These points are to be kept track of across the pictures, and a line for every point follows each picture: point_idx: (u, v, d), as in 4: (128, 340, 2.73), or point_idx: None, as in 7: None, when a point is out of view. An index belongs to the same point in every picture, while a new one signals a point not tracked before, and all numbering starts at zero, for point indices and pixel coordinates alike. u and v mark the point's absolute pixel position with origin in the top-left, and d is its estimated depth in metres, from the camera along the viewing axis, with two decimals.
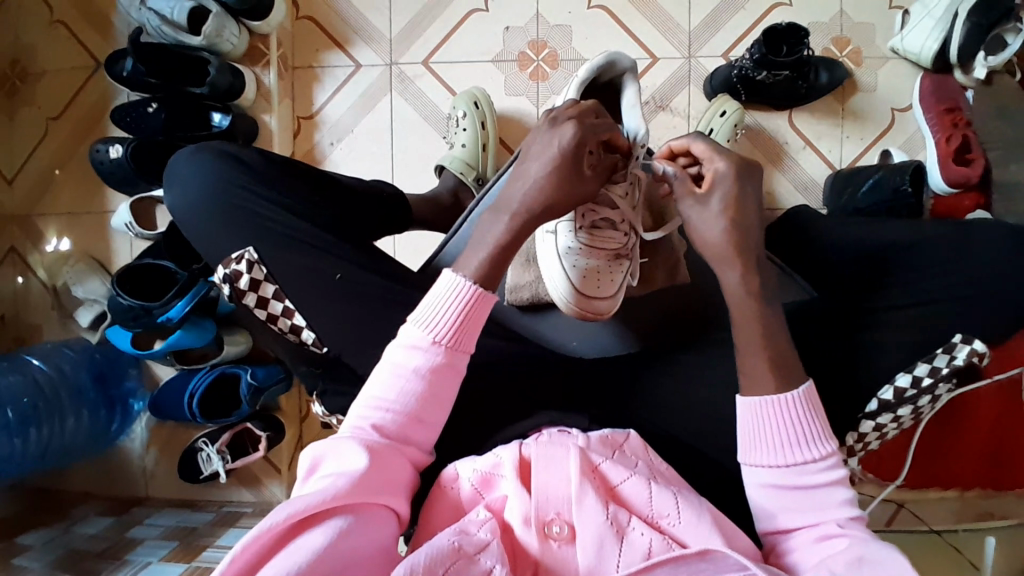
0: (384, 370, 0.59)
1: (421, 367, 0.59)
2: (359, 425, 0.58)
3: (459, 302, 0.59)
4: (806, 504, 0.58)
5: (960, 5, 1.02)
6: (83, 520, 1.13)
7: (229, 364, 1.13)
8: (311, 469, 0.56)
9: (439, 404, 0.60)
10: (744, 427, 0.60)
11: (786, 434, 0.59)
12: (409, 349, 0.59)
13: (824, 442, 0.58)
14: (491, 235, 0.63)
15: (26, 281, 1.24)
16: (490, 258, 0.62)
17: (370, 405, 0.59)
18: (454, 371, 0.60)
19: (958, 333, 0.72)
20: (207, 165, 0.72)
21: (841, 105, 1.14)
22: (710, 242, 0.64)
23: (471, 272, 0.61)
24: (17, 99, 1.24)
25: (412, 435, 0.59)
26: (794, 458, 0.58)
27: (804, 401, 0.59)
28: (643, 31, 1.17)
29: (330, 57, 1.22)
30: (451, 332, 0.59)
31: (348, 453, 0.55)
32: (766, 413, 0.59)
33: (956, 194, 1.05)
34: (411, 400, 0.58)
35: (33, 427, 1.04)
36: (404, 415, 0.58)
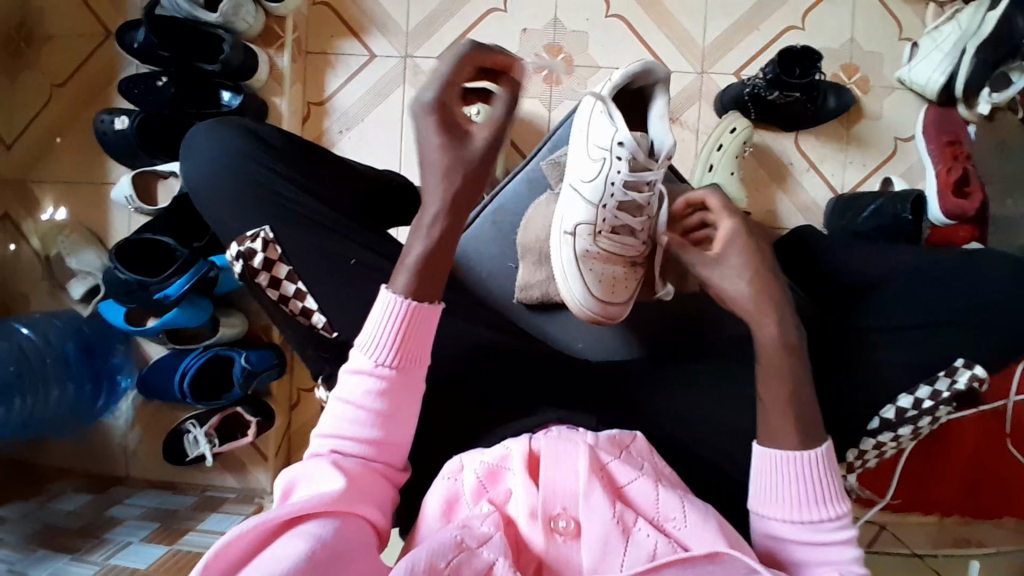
0: (336, 399, 0.59)
1: (372, 390, 0.58)
2: (321, 450, 0.58)
3: (394, 320, 0.58)
4: (814, 558, 0.58)
5: (967, 41, 1.05)
6: (59, 496, 1.10)
7: (224, 346, 1.11)
8: (284, 496, 0.55)
9: (400, 424, 0.59)
10: (756, 483, 0.60)
11: (801, 490, 0.58)
12: (356, 375, 0.59)
13: (838, 501, 0.58)
14: (415, 247, 0.61)
15: (17, 248, 1.21)
16: (415, 272, 0.60)
17: (329, 436, 0.58)
18: (410, 387, 0.60)
19: (961, 356, 0.73)
20: (230, 142, 0.72)
21: (846, 131, 1.17)
22: (738, 302, 0.64)
23: (402, 288, 0.60)
24: (21, 63, 1.22)
25: (383, 456, 0.59)
26: (809, 515, 0.58)
27: (822, 459, 0.58)
28: (658, 44, 1.18)
29: (346, 45, 1.22)
30: (394, 352, 0.58)
31: (317, 475, 0.55)
32: (784, 467, 0.59)
33: (953, 225, 1.06)
34: (368, 428, 0.58)
35: (17, 396, 1.01)
36: (367, 439, 0.58)
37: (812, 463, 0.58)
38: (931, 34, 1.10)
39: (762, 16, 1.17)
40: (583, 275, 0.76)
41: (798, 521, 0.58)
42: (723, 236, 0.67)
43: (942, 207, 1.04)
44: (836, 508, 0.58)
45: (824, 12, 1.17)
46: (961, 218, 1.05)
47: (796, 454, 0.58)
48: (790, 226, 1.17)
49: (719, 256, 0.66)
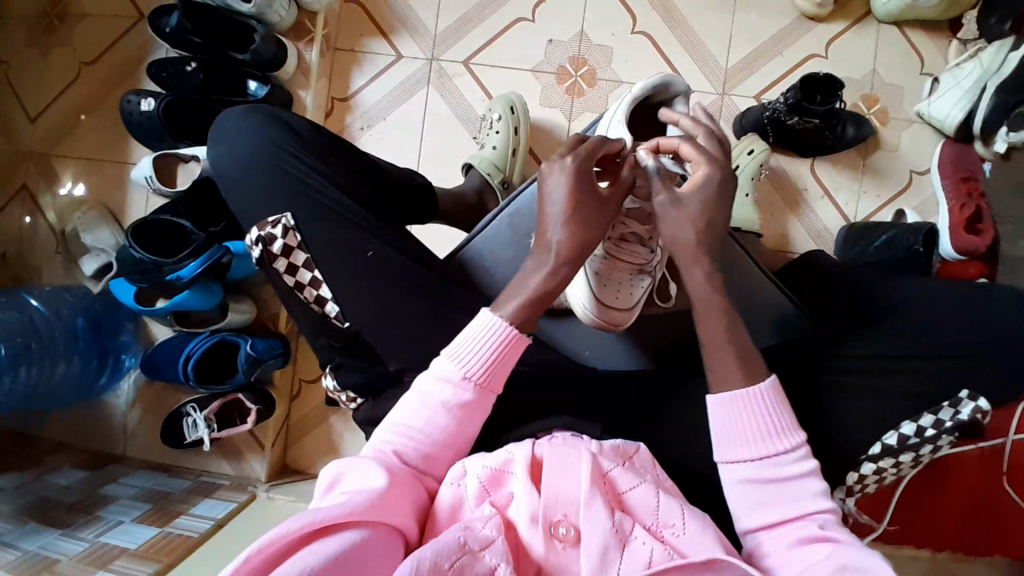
0: (415, 398, 0.63)
1: (454, 401, 0.62)
2: (383, 449, 0.61)
3: (491, 343, 0.63)
4: (781, 501, 0.59)
5: (988, 79, 1.06)
6: (56, 470, 1.10)
7: (231, 331, 1.11)
8: (330, 485, 0.57)
9: (463, 438, 0.63)
10: (716, 424, 0.62)
11: (761, 428, 0.60)
12: (442, 383, 0.62)
13: (792, 434, 0.61)
14: (534, 277, 0.66)
15: (33, 221, 1.22)
16: (527, 303, 0.65)
17: (396, 431, 0.62)
18: (482, 409, 0.63)
19: (966, 387, 0.74)
20: (261, 129, 0.73)
21: (862, 160, 1.18)
22: (680, 237, 0.65)
23: (506, 313, 0.64)
24: (54, 39, 1.23)
25: (432, 469, 0.62)
26: (772, 446, 0.60)
27: (770, 392, 0.61)
28: (681, 62, 1.19)
29: (373, 43, 1.23)
30: (483, 372, 0.62)
31: (370, 472, 0.57)
32: (736, 406, 0.61)
33: (963, 261, 1.06)
34: (436, 434, 0.62)
35: (22, 367, 1.01)
36: (429, 447, 0.62)
37: (764, 396, 0.61)
38: (953, 70, 1.12)
39: (785, 42, 1.19)
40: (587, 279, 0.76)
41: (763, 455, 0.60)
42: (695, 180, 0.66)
43: (953, 242, 1.05)
44: (793, 438, 0.61)
45: (847, 42, 1.18)
46: (972, 254, 1.05)
47: (748, 389, 0.61)
48: (799, 251, 1.17)
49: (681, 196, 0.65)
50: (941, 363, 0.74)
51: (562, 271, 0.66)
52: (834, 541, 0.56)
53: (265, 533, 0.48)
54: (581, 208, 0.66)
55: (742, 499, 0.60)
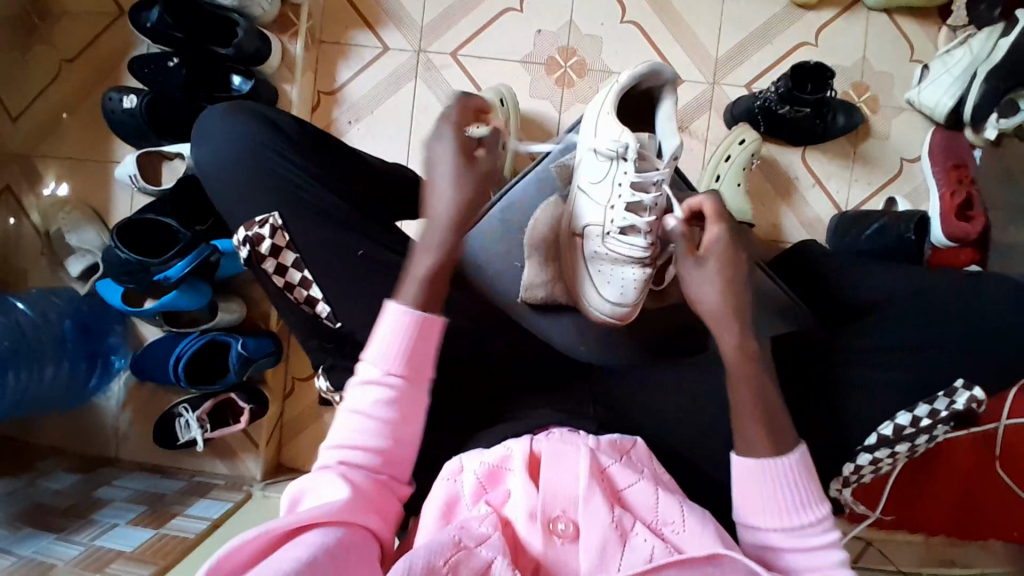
0: (345, 411, 0.61)
1: (380, 398, 0.60)
2: (329, 463, 0.59)
3: (402, 331, 0.61)
4: (800, 554, 0.60)
5: (978, 66, 1.06)
6: (48, 474, 1.09)
7: (222, 331, 1.10)
8: (291, 505, 0.57)
9: (411, 432, 0.61)
10: (744, 488, 0.61)
11: (785, 495, 0.60)
12: (364, 385, 0.60)
13: (813, 503, 0.60)
14: (423, 260, 0.64)
15: (17, 223, 1.20)
16: (425, 281, 0.63)
17: (336, 447, 0.60)
18: (416, 399, 0.61)
19: (960, 376, 0.74)
20: (244, 127, 0.72)
21: (853, 149, 1.18)
22: (704, 301, 0.65)
23: (409, 300, 0.62)
24: (33, 36, 1.21)
25: (391, 470, 0.60)
26: (795, 518, 0.60)
27: (796, 465, 0.60)
28: (672, 52, 1.18)
29: (360, 36, 1.21)
30: (403, 361, 0.61)
31: (329, 484, 0.57)
32: (764, 473, 0.60)
33: (953, 248, 1.07)
34: (376, 438, 0.59)
35: (11, 371, 1.00)
36: (375, 451, 0.59)
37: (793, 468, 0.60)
38: (942, 57, 1.12)
39: (776, 30, 1.18)
40: (592, 279, 0.78)
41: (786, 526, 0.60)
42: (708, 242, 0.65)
43: (945, 229, 1.05)
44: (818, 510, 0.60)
45: (837, 29, 1.17)
46: (964, 241, 1.05)
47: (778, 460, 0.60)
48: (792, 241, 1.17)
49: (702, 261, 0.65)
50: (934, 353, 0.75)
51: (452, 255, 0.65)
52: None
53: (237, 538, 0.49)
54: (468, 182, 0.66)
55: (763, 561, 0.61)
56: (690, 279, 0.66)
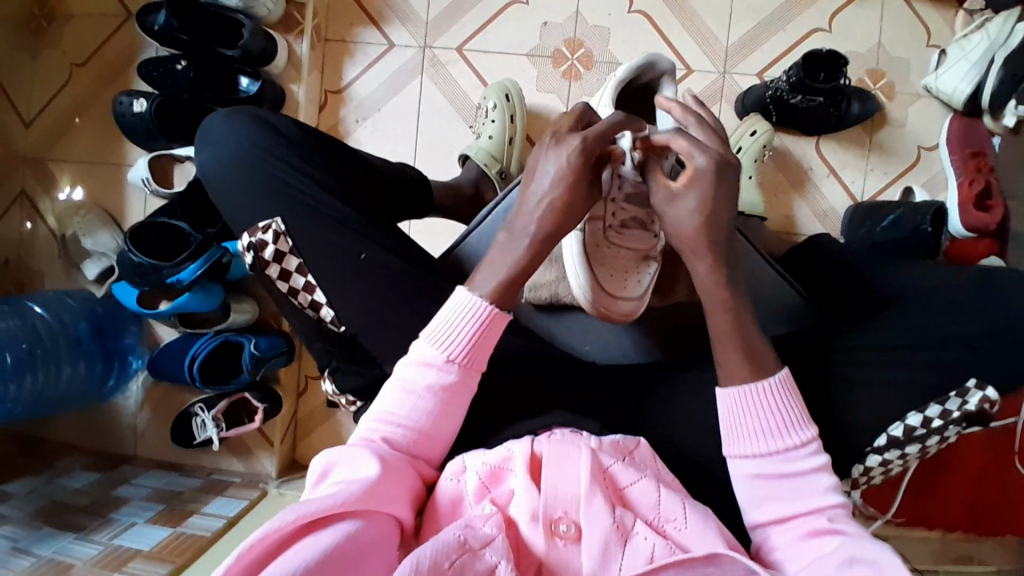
0: (397, 385, 0.61)
1: (435, 382, 0.60)
2: (371, 436, 0.60)
3: (472, 321, 0.61)
4: (792, 496, 0.58)
5: (996, 51, 1.03)
6: (68, 473, 1.12)
7: (235, 331, 1.11)
8: (322, 475, 0.56)
9: (450, 422, 0.62)
10: (727, 416, 0.61)
11: (764, 422, 0.60)
12: (422, 366, 0.61)
13: (805, 431, 0.59)
14: (505, 258, 0.65)
15: (34, 226, 1.23)
16: (505, 279, 0.63)
17: (380, 419, 0.60)
18: (465, 389, 0.62)
19: (972, 377, 0.72)
20: (248, 134, 0.72)
21: (869, 138, 1.15)
22: (683, 236, 0.64)
23: (484, 292, 0.63)
24: (42, 40, 1.22)
25: (424, 451, 0.61)
26: (776, 448, 0.59)
27: (782, 388, 0.60)
28: (680, 41, 1.16)
29: (365, 33, 1.21)
30: (464, 351, 0.61)
31: (362, 460, 0.56)
32: (745, 401, 0.60)
33: (973, 239, 1.04)
34: (423, 418, 0.60)
35: (29, 373, 1.04)
36: (415, 429, 0.60)
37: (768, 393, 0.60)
38: (961, 41, 1.08)
39: (788, 16, 1.15)
40: (598, 274, 0.76)
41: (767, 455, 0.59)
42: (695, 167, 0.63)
43: (963, 221, 1.02)
44: (802, 438, 0.59)
45: (852, 14, 1.14)
46: (982, 231, 1.03)
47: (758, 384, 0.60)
48: (807, 233, 1.15)
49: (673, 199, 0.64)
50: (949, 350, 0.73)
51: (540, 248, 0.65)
52: (843, 534, 0.56)
53: (257, 529, 0.47)
54: (573, 190, 0.65)
55: (749, 498, 0.60)
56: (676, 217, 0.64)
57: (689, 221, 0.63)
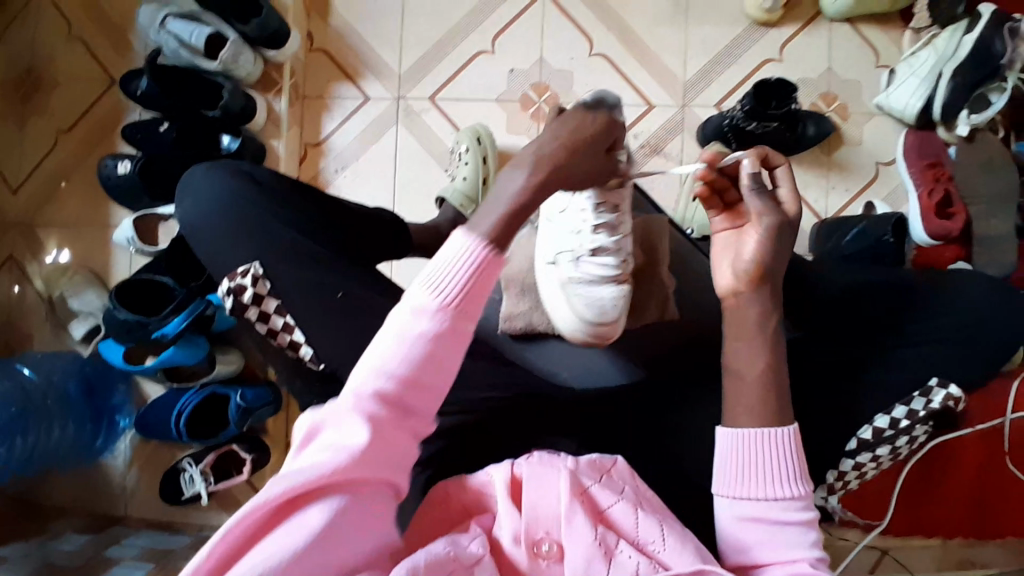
0: (386, 332, 0.54)
1: (427, 331, 0.54)
2: (361, 389, 0.53)
3: (468, 265, 0.55)
4: (777, 541, 0.57)
5: (943, 65, 1.09)
6: (59, 536, 1.10)
7: (221, 382, 1.13)
8: (306, 438, 0.52)
9: (442, 373, 0.55)
10: (729, 454, 0.60)
11: (768, 467, 0.58)
12: (412, 312, 0.54)
13: (803, 483, 0.58)
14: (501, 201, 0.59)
15: (22, 290, 1.25)
16: (499, 222, 0.58)
17: (371, 370, 0.53)
18: (460, 340, 0.55)
19: (935, 376, 0.78)
20: (227, 183, 0.75)
21: (828, 157, 1.20)
22: (752, 268, 0.64)
23: (480, 235, 0.57)
24: (29, 111, 1.27)
25: (415, 403, 0.54)
26: (771, 491, 0.57)
27: (791, 436, 0.59)
28: (640, 78, 1.22)
29: (340, 88, 1.26)
30: (457, 299, 0.54)
31: (349, 422, 0.51)
32: (752, 441, 0.59)
33: (939, 246, 1.09)
34: (412, 367, 0.53)
35: (20, 435, 1.06)
36: (405, 385, 0.53)
37: (781, 439, 0.59)
38: (907, 60, 1.14)
39: (740, 49, 1.21)
40: (572, 303, 0.79)
41: (762, 498, 0.58)
42: (784, 215, 0.66)
43: (927, 229, 1.08)
44: (800, 488, 0.58)
45: (800, 44, 1.21)
46: (946, 238, 1.08)
47: (768, 429, 0.59)
48: None
49: (778, 224, 0.65)
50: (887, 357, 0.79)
51: (536, 195, 0.61)
52: None
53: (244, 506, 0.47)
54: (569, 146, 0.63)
55: (733, 536, 0.59)
56: (749, 247, 0.65)
57: (751, 260, 0.64)
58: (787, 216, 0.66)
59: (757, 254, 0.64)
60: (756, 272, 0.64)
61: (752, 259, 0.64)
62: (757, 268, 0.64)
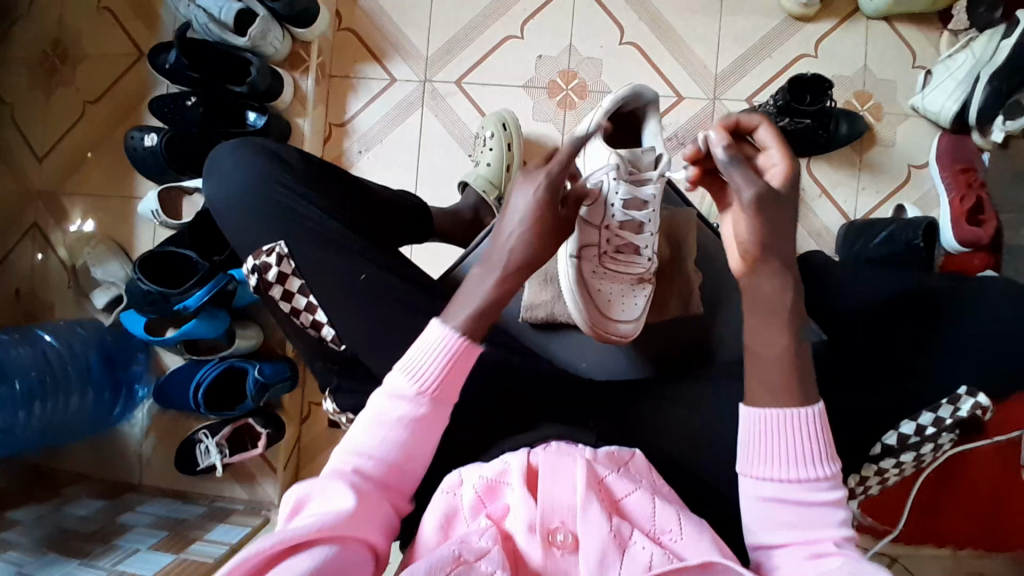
0: (368, 418, 0.61)
1: (406, 415, 0.60)
2: (342, 470, 0.59)
3: (445, 352, 0.60)
4: (802, 523, 0.57)
5: (981, 69, 1.05)
6: (74, 501, 1.12)
7: (239, 357, 1.13)
8: (295, 509, 0.56)
9: (420, 454, 0.62)
10: (751, 438, 0.59)
11: (791, 449, 0.58)
12: (394, 399, 0.61)
13: (829, 464, 0.58)
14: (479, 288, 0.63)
15: (45, 257, 1.26)
16: (475, 310, 0.62)
17: (352, 453, 0.60)
18: (438, 421, 0.62)
19: (964, 385, 0.77)
20: (253, 162, 0.75)
21: (859, 157, 1.17)
22: (746, 243, 0.59)
23: (456, 323, 0.62)
24: (57, 80, 1.28)
25: (396, 481, 0.61)
26: (796, 474, 0.57)
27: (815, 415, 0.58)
28: (670, 69, 1.20)
29: (367, 69, 1.26)
30: (435, 383, 0.61)
31: (336, 492, 0.57)
32: (774, 422, 0.58)
33: (966, 253, 1.06)
34: (393, 449, 0.60)
35: (37, 402, 1.07)
36: (388, 462, 0.60)
37: (803, 419, 0.58)
38: (945, 62, 1.11)
39: (774, 43, 1.19)
40: (595, 298, 0.78)
41: (786, 480, 0.58)
42: (776, 179, 0.60)
43: (956, 234, 1.05)
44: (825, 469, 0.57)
45: (836, 40, 1.18)
46: (976, 245, 1.05)
47: (793, 410, 0.58)
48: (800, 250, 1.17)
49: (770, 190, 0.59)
50: (912, 362, 0.78)
51: (511, 280, 0.63)
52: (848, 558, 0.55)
53: (234, 556, 0.50)
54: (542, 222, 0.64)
55: (757, 515, 0.59)
56: (742, 221, 0.59)
57: (744, 233, 0.59)
58: (776, 180, 0.60)
59: (746, 229, 0.59)
60: (753, 247, 0.59)
61: (747, 232, 0.59)
62: (752, 241, 0.59)
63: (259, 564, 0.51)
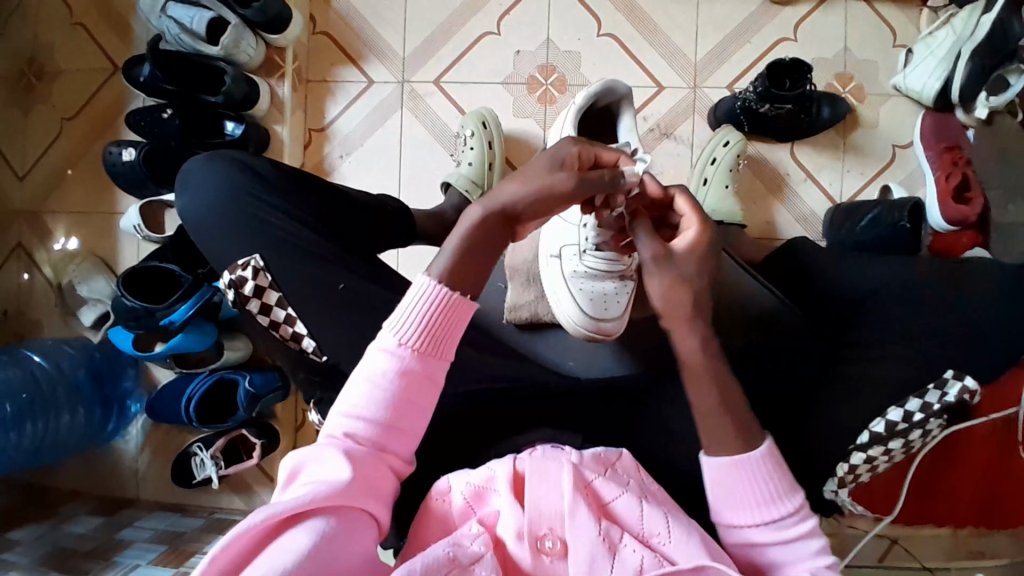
0: (358, 379, 0.59)
1: (393, 371, 0.59)
2: (335, 433, 0.58)
3: (432, 308, 0.60)
4: (781, 557, 0.61)
5: (962, 45, 1.05)
6: (72, 519, 1.12)
7: (229, 369, 1.13)
8: (291, 477, 0.57)
9: (414, 413, 0.60)
10: (718, 489, 0.62)
11: (756, 491, 0.60)
12: (380, 353, 0.59)
13: (790, 498, 0.61)
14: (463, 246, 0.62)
15: (30, 277, 1.26)
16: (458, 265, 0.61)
17: (345, 416, 0.59)
18: (430, 379, 0.60)
19: (951, 368, 0.75)
20: (225, 174, 0.75)
21: (843, 140, 1.17)
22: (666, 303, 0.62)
23: (439, 275, 0.61)
24: (34, 97, 1.27)
25: (390, 445, 0.59)
26: (766, 515, 0.60)
27: (767, 458, 0.61)
28: (649, 59, 1.19)
29: (344, 72, 1.25)
30: (420, 336, 0.60)
31: (331, 459, 0.56)
32: (734, 471, 0.61)
33: (954, 231, 1.07)
34: (382, 409, 0.58)
35: (28, 422, 1.08)
36: (377, 421, 0.58)
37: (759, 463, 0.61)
38: (926, 40, 1.11)
39: (753, 28, 1.18)
40: (575, 297, 0.79)
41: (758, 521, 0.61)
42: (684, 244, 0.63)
43: (942, 214, 1.05)
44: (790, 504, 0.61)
45: (815, 22, 1.17)
46: (963, 224, 1.05)
47: (750, 457, 0.60)
48: (787, 237, 1.17)
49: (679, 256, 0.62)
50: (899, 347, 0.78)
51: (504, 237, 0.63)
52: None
53: (228, 533, 0.50)
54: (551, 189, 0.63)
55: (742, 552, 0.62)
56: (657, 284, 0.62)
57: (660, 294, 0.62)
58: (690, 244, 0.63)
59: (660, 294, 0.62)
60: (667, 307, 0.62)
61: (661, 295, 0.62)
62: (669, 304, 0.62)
63: (257, 537, 0.51)
